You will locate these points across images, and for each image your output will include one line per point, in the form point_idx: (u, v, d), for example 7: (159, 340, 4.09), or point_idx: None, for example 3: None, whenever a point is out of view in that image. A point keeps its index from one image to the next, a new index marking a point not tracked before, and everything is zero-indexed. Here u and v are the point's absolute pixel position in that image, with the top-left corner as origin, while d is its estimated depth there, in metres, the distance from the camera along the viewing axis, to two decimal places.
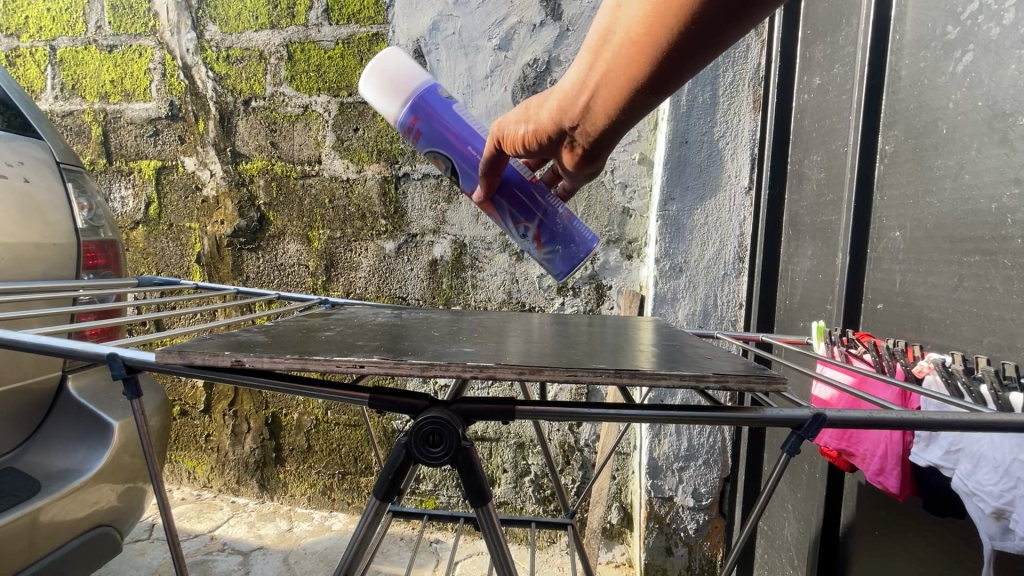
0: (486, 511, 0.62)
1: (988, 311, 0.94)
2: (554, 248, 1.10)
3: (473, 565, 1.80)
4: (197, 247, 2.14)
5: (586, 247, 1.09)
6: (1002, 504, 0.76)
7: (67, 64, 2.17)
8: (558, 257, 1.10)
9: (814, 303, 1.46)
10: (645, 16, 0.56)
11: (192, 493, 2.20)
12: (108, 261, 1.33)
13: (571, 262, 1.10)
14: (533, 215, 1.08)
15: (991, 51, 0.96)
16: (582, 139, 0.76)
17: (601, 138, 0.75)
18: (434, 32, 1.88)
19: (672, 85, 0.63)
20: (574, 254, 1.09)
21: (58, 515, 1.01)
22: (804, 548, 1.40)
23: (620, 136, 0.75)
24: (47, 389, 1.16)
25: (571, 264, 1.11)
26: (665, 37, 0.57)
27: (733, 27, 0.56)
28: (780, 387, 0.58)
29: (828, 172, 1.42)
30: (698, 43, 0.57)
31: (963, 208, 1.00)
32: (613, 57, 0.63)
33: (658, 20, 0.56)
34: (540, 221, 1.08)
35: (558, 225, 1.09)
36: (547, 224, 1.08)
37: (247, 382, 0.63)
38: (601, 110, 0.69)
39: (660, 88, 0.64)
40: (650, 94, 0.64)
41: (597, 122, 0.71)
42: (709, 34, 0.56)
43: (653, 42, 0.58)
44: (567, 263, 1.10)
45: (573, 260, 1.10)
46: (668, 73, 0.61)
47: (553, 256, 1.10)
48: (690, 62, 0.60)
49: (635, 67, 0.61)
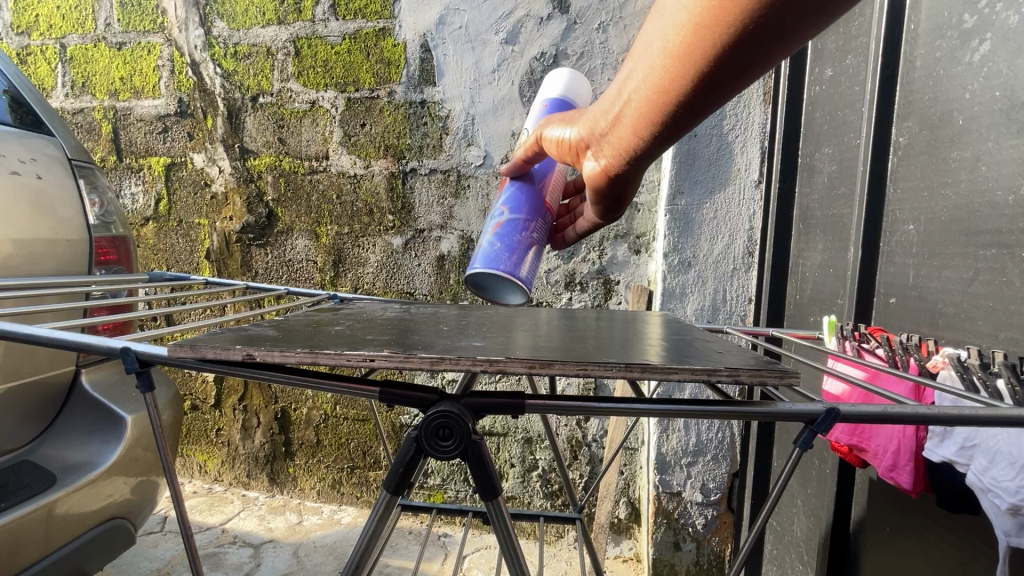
0: (496, 505, 0.62)
1: (1004, 305, 0.93)
2: (502, 244, 1.02)
3: (481, 558, 1.81)
4: (206, 243, 2.15)
5: (515, 274, 1.00)
6: (1018, 501, 0.75)
7: (77, 62, 2.19)
8: (495, 254, 1.02)
9: (825, 297, 1.44)
10: (687, 27, 0.54)
11: (203, 486, 2.22)
12: (120, 257, 1.34)
13: (495, 267, 1.00)
14: (518, 214, 1.05)
15: (1010, 40, 0.94)
16: (610, 153, 0.74)
17: (629, 155, 0.72)
18: (441, 26, 1.87)
19: (711, 103, 0.60)
20: (506, 265, 0.99)
21: (73, 508, 1.03)
22: (814, 543, 1.39)
23: (652, 158, 0.71)
24: (61, 383, 1.18)
25: (494, 271, 1.01)
26: (703, 53, 0.54)
27: (775, 51, 0.53)
28: (792, 380, 0.58)
29: (840, 165, 1.40)
30: (740, 61, 0.54)
31: (979, 200, 0.99)
32: (651, 69, 0.61)
33: (698, 34, 0.54)
34: (517, 222, 1.04)
35: (520, 238, 1.03)
36: (518, 228, 1.04)
37: (258, 376, 0.64)
38: (635, 123, 0.67)
39: (696, 107, 0.61)
40: (685, 111, 0.61)
41: (629, 135, 0.69)
42: (752, 53, 0.53)
43: (694, 55, 0.55)
44: (493, 265, 1.00)
45: (497, 268, 1.00)
46: (703, 91, 0.58)
47: (489, 247, 1.02)
48: (729, 80, 0.57)
49: (674, 81, 0.59)
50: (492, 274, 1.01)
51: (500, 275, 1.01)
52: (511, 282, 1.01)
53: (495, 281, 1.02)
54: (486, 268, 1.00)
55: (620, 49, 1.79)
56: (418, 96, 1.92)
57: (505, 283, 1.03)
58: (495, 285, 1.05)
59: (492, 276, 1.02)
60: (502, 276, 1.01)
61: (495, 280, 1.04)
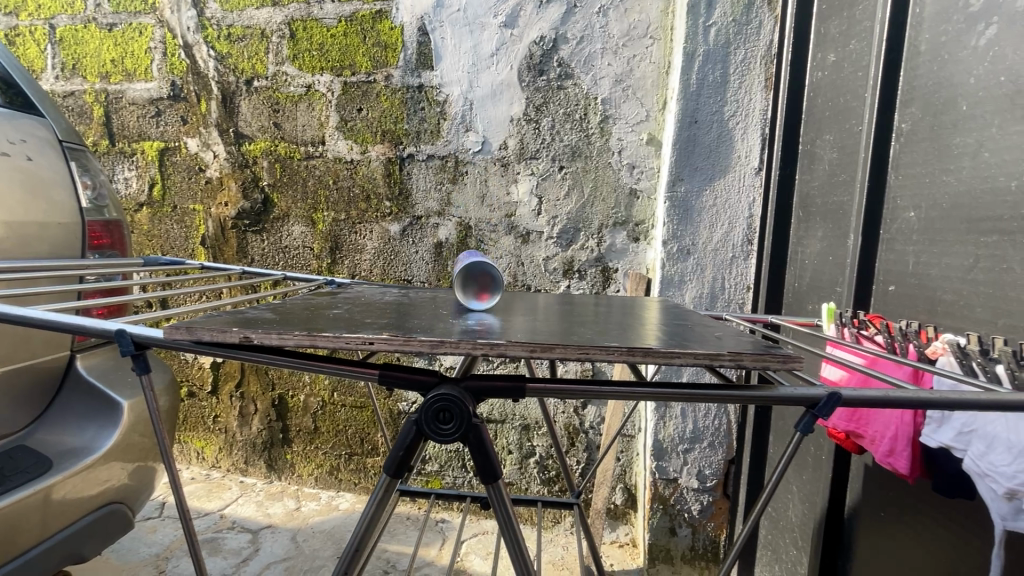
0: (497, 489, 0.64)
1: (1004, 292, 0.93)
2: (460, 263, 0.93)
3: (479, 544, 1.82)
4: (201, 229, 2.13)
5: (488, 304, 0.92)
6: (1016, 485, 0.76)
7: (67, 43, 2.15)
8: (458, 270, 0.92)
9: (823, 285, 1.44)
10: None
11: (201, 472, 2.22)
12: (113, 242, 1.32)
13: (462, 279, 0.91)
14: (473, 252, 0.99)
15: (1017, 23, 0.93)
16: None
17: None
18: (438, 8, 1.84)
19: None
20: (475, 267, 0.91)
21: (70, 493, 1.02)
22: (809, 529, 1.41)
23: None
24: (56, 367, 1.17)
25: (462, 283, 0.91)
26: None
27: None
28: (796, 365, 0.58)
29: (841, 152, 1.40)
30: None
31: (981, 186, 0.98)
32: None
33: None
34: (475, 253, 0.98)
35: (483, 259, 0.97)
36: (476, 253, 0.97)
37: (255, 359, 0.64)
38: None
39: None
40: None
41: None
42: None
43: None
44: (469, 305, 0.92)
45: (462, 273, 0.91)
46: None
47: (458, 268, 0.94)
48: None
49: None
50: (472, 301, 0.92)
51: (471, 278, 0.91)
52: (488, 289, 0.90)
53: (476, 299, 0.92)
54: (466, 303, 0.92)
55: (621, 33, 1.76)
56: (416, 81, 1.89)
57: (480, 280, 0.91)
58: (474, 294, 0.92)
59: (467, 289, 0.92)
60: (471, 278, 0.91)
61: (471, 290, 0.92)
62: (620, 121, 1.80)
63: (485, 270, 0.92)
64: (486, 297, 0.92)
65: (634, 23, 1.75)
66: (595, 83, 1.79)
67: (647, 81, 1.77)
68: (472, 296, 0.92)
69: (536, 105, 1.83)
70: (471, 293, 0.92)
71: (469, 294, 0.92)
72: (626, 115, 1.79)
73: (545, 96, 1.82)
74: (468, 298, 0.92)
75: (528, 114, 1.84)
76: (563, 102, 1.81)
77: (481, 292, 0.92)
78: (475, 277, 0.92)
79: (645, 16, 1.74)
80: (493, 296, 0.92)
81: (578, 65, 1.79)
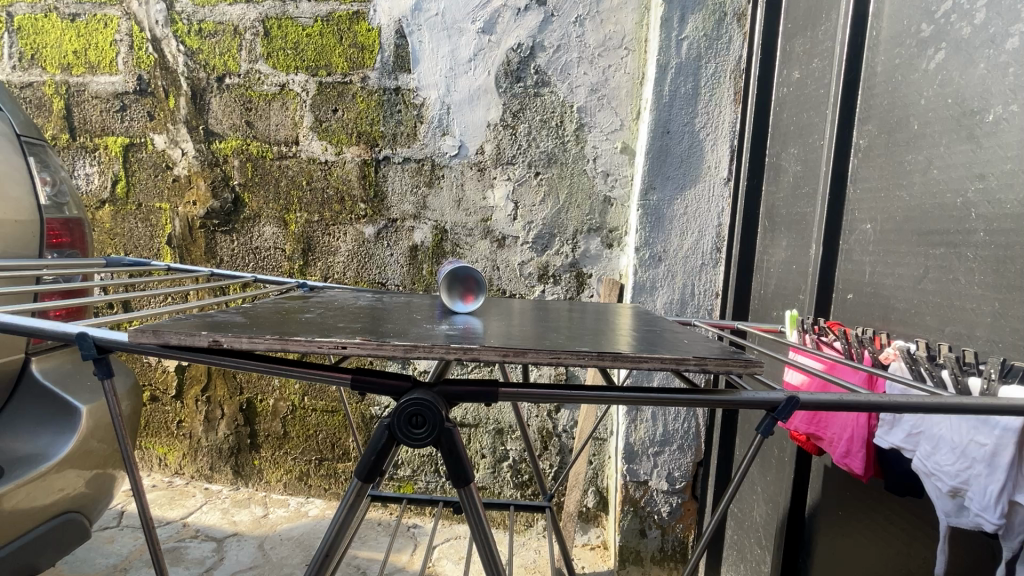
0: (469, 494, 0.64)
1: (950, 302, 0.98)
2: (449, 264, 0.96)
3: (451, 549, 1.82)
4: (167, 228, 2.06)
5: (475, 305, 0.94)
6: (958, 483, 0.80)
7: (25, 32, 2.07)
8: (446, 274, 0.93)
9: (787, 292, 1.50)
10: None
11: (163, 479, 2.15)
12: (73, 240, 1.28)
13: (450, 280, 0.93)
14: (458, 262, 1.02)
15: (962, 50, 0.99)
16: None
17: None
18: (417, 12, 1.84)
19: None
20: (463, 272, 0.94)
21: (22, 502, 0.98)
22: (772, 528, 1.45)
23: None
24: (9, 370, 1.11)
25: (447, 286, 0.93)
26: None
27: None
28: (756, 370, 0.61)
29: (804, 165, 1.45)
30: None
31: (931, 202, 1.04)
32: None
33: None
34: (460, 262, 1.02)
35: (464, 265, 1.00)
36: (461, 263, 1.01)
37: (221, 362, 0.64)
38: None
39: None
40: None
41: None
42: None
43: None
44: (456, 308, 0.93)
45: (447, 275, 0.93)
46: None
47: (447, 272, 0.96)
48: None
49: None
50: (459, 305, 0.93)
51: (456, 281, 0.94)
52: (475, 289, 0.93)
53: (463, 301, 0.94)
54: (453, 306, 0.93)
55: (596, 43, 1.79)
56: (393, 83, 1.89)
57: (466, 283, 0.94)
58: (461, 297, 0.94)
59: (453, 293, 0.94)
60: (457, 280, 0.94)
61: (456, 294, 0.94)
62: (595, 130, 1.83)
63: (469, 277, 0.94)
64: (473, 298, 0.94)
65: (609, 33, 1.79)
66: (571, 91, 1.82)
67: (621, 90, 1.81)
68: (457, 298, 0.94)
69: (513, 111, 1.84)
70: (458, 296, 0.94)
71: (456, 298, 0.94)
72: (601, 123, 1.82)
73: (522, 102, 1.84)
74: (454, 302, 0.94)
75: (506, 119, 1.85)
76: (539, 109, 1.84)
77: (468, 294, 0.94)
78: (462, 280, 0.95)
79: (621, 28, 1.78)
80: (479, 297, 0.94)
81: (555, 72, 1.81)
